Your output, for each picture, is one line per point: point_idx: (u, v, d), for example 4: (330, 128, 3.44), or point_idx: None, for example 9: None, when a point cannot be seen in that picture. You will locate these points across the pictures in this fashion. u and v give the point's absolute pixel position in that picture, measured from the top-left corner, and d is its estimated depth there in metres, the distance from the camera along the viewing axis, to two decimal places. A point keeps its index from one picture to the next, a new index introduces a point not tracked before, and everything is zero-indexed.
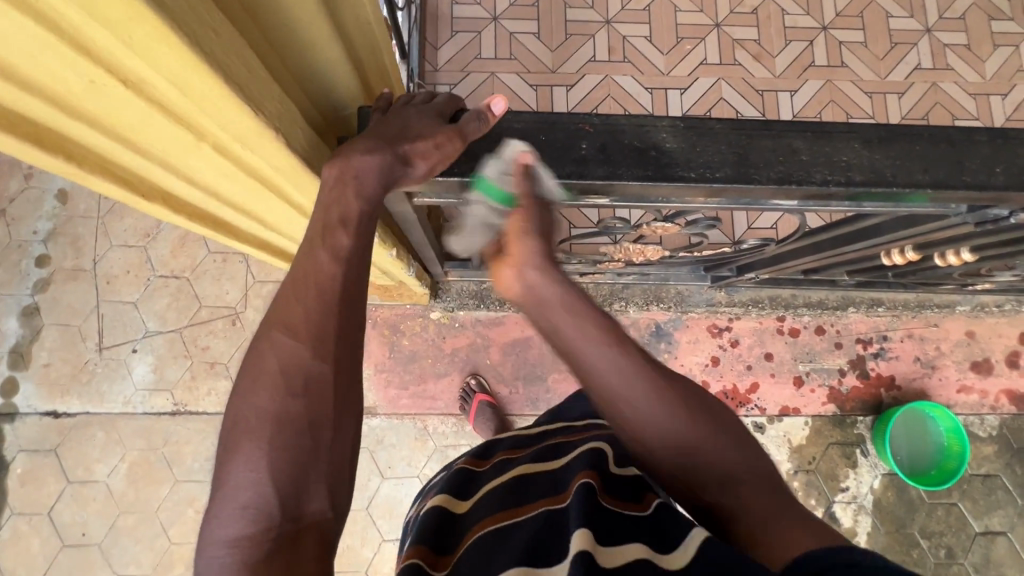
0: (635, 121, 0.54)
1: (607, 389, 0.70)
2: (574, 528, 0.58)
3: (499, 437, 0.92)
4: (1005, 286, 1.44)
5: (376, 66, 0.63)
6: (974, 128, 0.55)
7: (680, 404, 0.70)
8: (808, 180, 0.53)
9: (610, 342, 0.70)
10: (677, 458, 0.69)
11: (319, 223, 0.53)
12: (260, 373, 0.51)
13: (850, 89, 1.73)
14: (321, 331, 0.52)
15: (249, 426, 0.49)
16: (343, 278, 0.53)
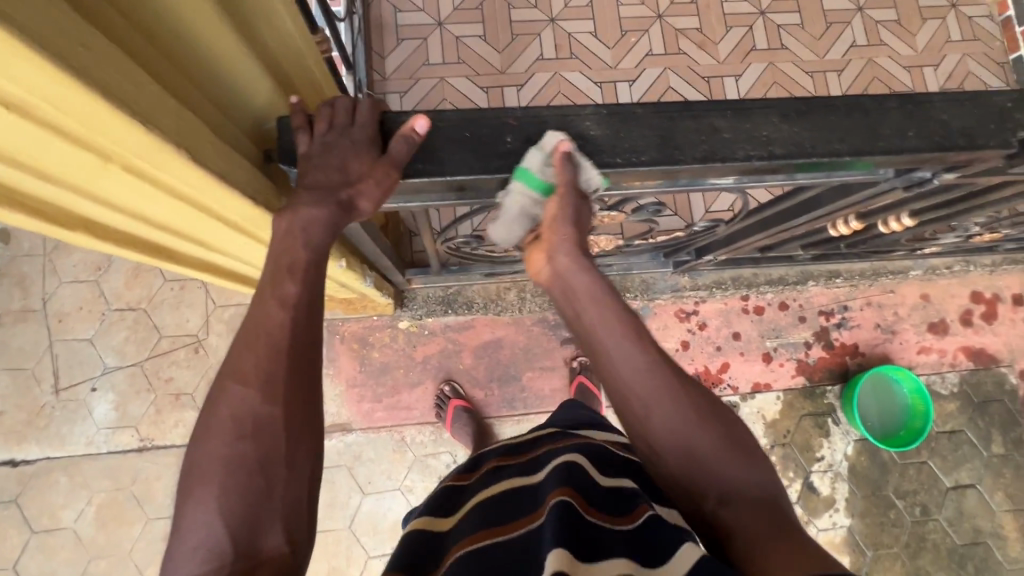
0: (556, 112, 0.53)
1: (624, 382, 0.69)
2: (549, 549, 0.56)
3: (486, 448, 0.91)
4: (951, 248, 1.50)
5: (297, 70, 0.63)
6: (884, 97, 0.57)
7: (694, 409, 0.68)
8: (733, 157, 0.54)
9: (631, 337, 0.71)
10: (683, 463, 0.67)
11: (270, 277, 0.59)
12: (215, 420, 0.55)
13: (792, 70, 1.79)
14: (270, 377, 0.56)
15: (205, 471, 0.53)
16: (291, 331, 0.58)
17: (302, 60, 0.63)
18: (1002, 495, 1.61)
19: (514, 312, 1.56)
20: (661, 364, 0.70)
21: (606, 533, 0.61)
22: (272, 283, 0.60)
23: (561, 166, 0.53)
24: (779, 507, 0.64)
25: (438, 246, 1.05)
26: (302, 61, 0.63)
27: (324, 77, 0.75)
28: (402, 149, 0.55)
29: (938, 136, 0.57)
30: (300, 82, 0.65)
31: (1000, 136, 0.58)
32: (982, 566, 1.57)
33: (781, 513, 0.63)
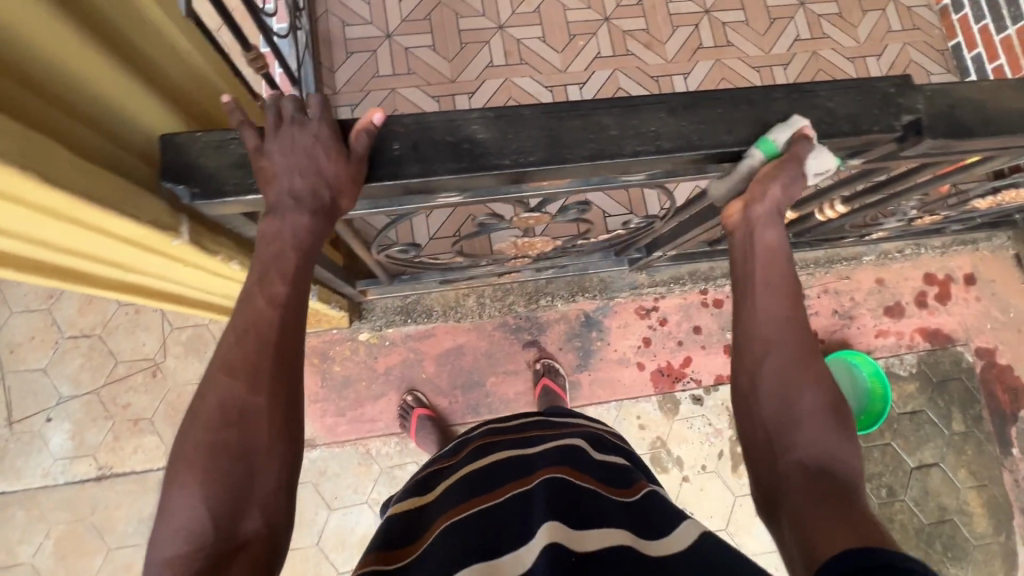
0: (444, 118, 0.55)
1: (752, 326, 0.70)
2: (544, 520, 0.66)
3: (472, 431, 1.06)
4: (897, 232, 1.53)
5: (189, 73, 0.63)
6: (770, 88, 0.58)
7: (815, 377, 0.66)
8: (620, 153, 0.55)
9: (784, 293, 0.70)
10: (778, 421, 0.65)
11: (259, 270, 0.60)
12: (203, 410, 0.56)
13: (738, 66, 1.82)
14: (256, 370, 0.57)
15: (188, 458, 0.54)
16: (279, 324, 0.59)
17: (194, 70, 0.63)
18: (965, 472, 1.63)
19: (475, 318, 1.56)
20: (796, 324, 0.69)
21: (600, 502, 0.73)
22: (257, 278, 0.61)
23: (449, 169, 0.54)
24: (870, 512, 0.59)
25: (377, 257, 1.04)
26: (194, 71, 0.63)
27: (235, 88, 0.75)
28: (363, 142, 0.56)
29: (824, 124, 0.58)
30: (199, 95, 0.65)
31: (885, 121, 0.60)
32: (949, 543, 1.59)
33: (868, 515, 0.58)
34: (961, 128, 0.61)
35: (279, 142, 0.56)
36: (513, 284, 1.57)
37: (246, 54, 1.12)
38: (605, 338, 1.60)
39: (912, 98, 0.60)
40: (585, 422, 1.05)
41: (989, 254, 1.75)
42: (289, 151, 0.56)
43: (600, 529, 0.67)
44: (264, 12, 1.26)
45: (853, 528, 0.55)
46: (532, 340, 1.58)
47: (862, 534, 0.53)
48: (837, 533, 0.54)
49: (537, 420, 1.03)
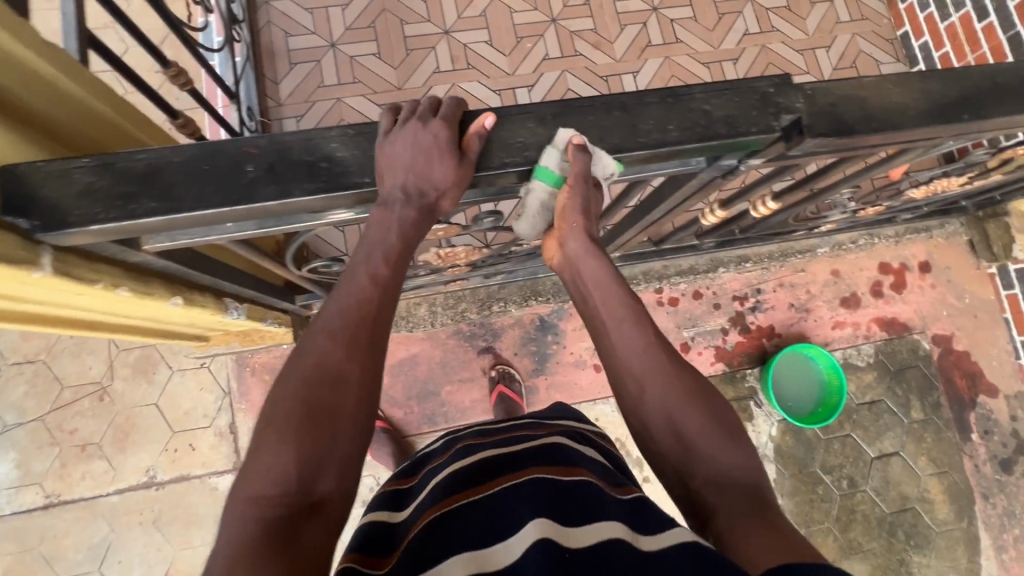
0: (301, 135, 0.52)
1: (626, 365, 0.74)
2: (533, 516, 0.62)
3: (463, 428, 0.95)
4: (846, 223, 1.53)
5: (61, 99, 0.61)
6: (644, 93, 0.57)
7: (691, 394, 0.71)
8: (487, 166, 0.56)
9: (633, 324, 0.75)
10: (675, 449, 0.69)
11: (364, 248, 0.63)
12: (302, 365, 0.56)
13: (687, 63, 1.82)
14: (356, 339, 0.58)
15: (282, 408, 0.54)
16: (376, 303, 0.61)
17: (40, 80, 0.58)
18: (925, 459, 1.64)
19: (427, 327, 1.55)
20: (658, 352, 0.74)
21: (597, 497, 0.67)
22: (359, 260, 0.63)
23: (306, 191, 0.52)
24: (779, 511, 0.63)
25: (300, 272, 1.02)
26: (38, 81, 0.58)
27: (111, 99, 0.70)
28: (475, 144, 0.56)
29: (700, 127, 0.58)
30: (44, 107, 0.60)
31: (763, 122, 0.59)
32: (912, 532, 1.59)
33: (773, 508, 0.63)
34: (843, 125, 0.60)
35: (398, 136, 0.57)
36: (465, 291, 1.56)
37: (165, 70, 1.09)
38: (560, 342, 1.59)
39: (791, 97, 0.59)
40: (579, 426, 0.98)
41: (943, 241, 1.76)
42: (409, 145, 0.57)
43: (594, 525, 0.61)
44: (189, 26, 1.24)
45: (760, 531, 0.59)
46: (487, 347, 1.56)
47: (770, 536, 0.58)
48: (759, 549, 0.57)
49: (530, 420, 0.95)
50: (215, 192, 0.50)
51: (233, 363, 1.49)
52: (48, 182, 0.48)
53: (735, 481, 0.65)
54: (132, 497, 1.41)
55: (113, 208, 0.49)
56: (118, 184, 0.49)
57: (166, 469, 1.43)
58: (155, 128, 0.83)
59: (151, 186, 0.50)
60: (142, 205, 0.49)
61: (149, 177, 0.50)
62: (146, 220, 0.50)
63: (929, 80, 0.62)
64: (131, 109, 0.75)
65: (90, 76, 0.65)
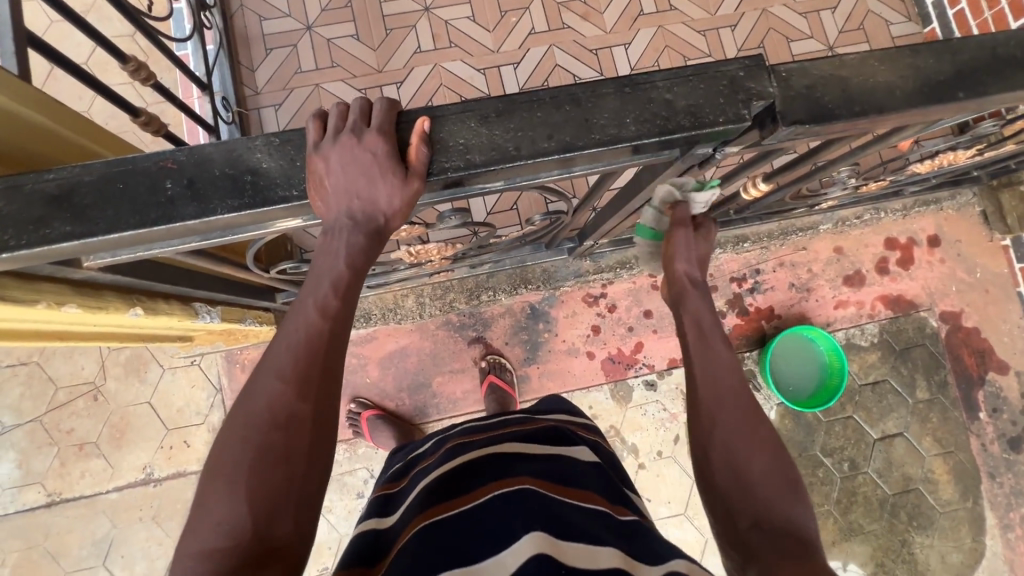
0: (222, 147, 0.48)
1: (701, 393, 0.76)
2: (532, 529, 0.60)
3: (452, 427, 0.94)
4: (849, 199, 1.46)
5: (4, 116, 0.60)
6: (598, 83, 0.52)
7: (761, 442, 0.68)
8: (425, 172, 0.51)
9: (721, 357, 0.79)
10: (730, 485, 0.66)
11: (317, 275, 0.59)
12: (250, 411, 0.53)
13: (682, 31, 1.72)
14: (307, 377, 0.55)
15: (227, 459, 0.51)
16: (329, 332, 0.57)
17: None
18: (930, 439, 1.60)
19: (416, 319, 1.52)
20: (739, 397, 0.74)
21: (589, 520, 0.65)
22: (308, 289, 0.59)
23: (229, 208, 0.48)
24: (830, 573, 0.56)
25: (269, 276, 1.00)
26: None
27: (43, 105, 0.65)
28: (423, 154, 0.51)
29: (660, 119, 0.53)
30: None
31: (731, 110, 0.53)
32: (914, 513, 1.56)
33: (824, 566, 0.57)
34: (822, 110, 0.54)
35: (331, 154, 0.51)
36: (453, 281, 1.53)
37: (124, 66, 1.05)
38: (552, 329, 1.56)
39: (763, 80, 0.54)
40: (571, 421, 0.94)
41: (953, 213, 1.67)
42: (345, 163, 0.51)
43: (591, 547, 0.59)
44: (152, 17, 1.19)
45: None
46: (477, 337, 1.54)
47: None
48: None
49: (521, 414, 0.94)
50: (131, 212, 0.47)
51: (223, 360, 1.49)
52: None
53: (789, 530, 0.61)
54: (131, 494, 1.43)
55: (24, 234, 0.46)
56: (28, 208, 0.46)
57: (162, 466, 1.45)
58: (103, 133, 0.79)
59: (63, 208, 0.47)
60: (53, 229, 0.46)
61: (60, 199, 0.47)
62: (61, 245, 0.47)
63: (920, 54, 0.56)
64: (68, 112, 0.71)
65: (13, 81, 0.61)
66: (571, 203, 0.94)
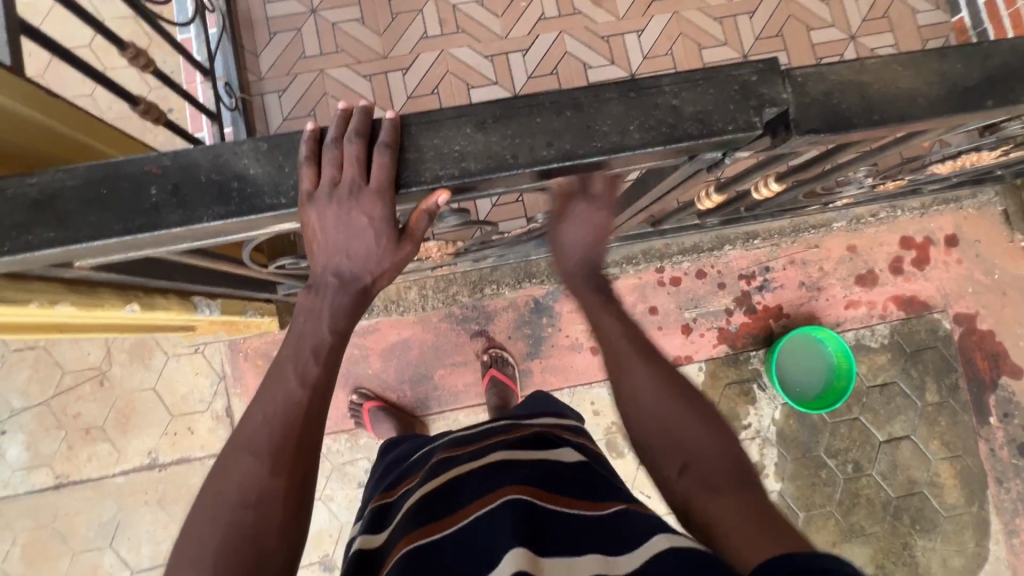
0: (208, 151, 0.46)
1: (613, 358, 0.82)
2: (512, 545, 0.59)
3: (442, 439, 0.94)
4: (865, 197, 1.42)
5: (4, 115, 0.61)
6: (601, 87, 0.49)
7: (675, 392, 0.78)
8: (418, 179, 0.49)
9: (613, 317, 0.85)
10: (657, 440, 0.75)
11: (299, 337, 0.62)
12: (224, 487, 0.57)
13: (697, 18, 1.66)
14: (281, 452, 0.58)
15: (199, 540, 0.55)
16: (306, 406, 0.60)
17: None
18: (937, 443, 1.57)
19: (418, 311, 1.51)
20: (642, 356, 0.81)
21: (569, 531, 0.64)
22: (289, 357, 0.62)
23: (215, 216, 0.46)
24: (755, 496, 0.66)
25: (268, 270, 0.99)
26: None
27: (48, 106, 0.66)
28: (424, 223, 0.57)
29: (667, 126, 0.50)
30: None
31: (741, 118, 0.51)
32: (918, 516, 1.55)
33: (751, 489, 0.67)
34: (838, 118, 0.52)
35: (323, 211, 0.50)
36: (456, 274, 1.51)
37: (123, 53, 1.03)
38: (556, 324, 1.55)
39: (776, 86, 0.51)
40: (557, 424, 0.93)
41: (974, 212, 1.62)
42: (339, 225, 0.52)
43: (567, 558, 0.60)
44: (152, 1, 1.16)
45: (741, 515, 0.63)
46: (480, 330, 1.53)
47: (747, 520, 0.62)
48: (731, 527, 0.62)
49: (507, 422, 0.94)
50: (115, 218, 0.46)
51: (226, 349, 1.49)
52: None
53: (714, 464, 0.70)
54: (137, 478, 1.45)
55: (7, 239, 0.45)
56: (10, 213, 0.45)
57: (167, 452, 1.47)
58: (96, 125, 0.76)
59: (46, 213, 0.45)
60: (36, 235, 0.45)
61: (44, 204, 0.45)
62: (45, 250, 0.45)
63: (948, 58, 0.52)
64: (73, 111, 0.71)
65: (2, 75, 0.59)
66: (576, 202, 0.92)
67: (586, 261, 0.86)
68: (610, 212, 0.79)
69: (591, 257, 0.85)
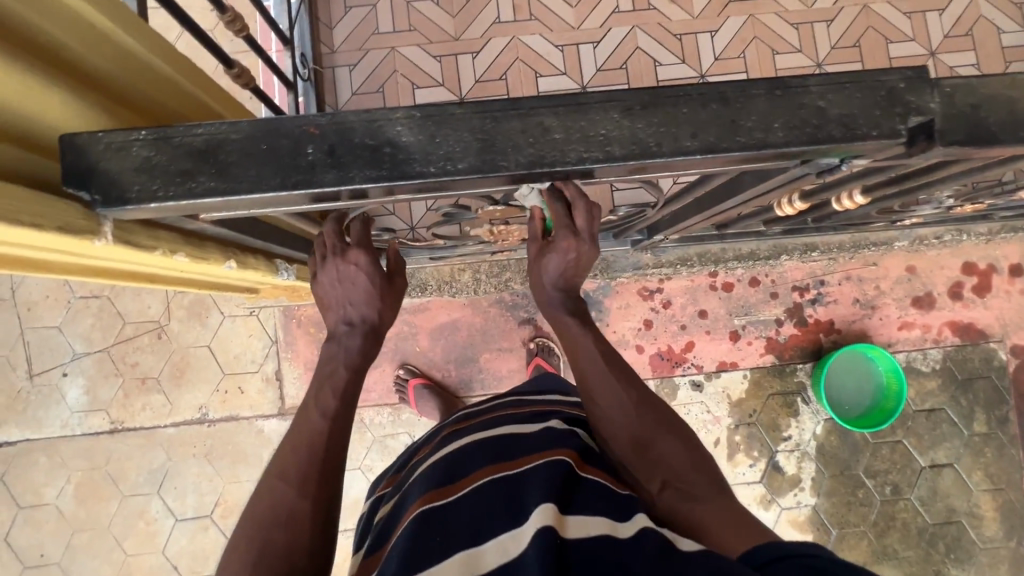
0: (364, 115, 0.47)
1: (590, 369, 0.88)
2: (543, 503, 0.64)
3: (445, 418, 0.99)
4: (934, 218, 1.39)
5: (158, 78, 0.65)
6: (749, 82, 0.49)
7: (649, 408, 0.85)
8: (563, 161, 0.49)
9: (583, 332, 0.90)
10: (635, 449, 0.81)
11: (321, 378, 0.81)
12: (259, 512, 0.69)
13: (774, 22, 1.63)
14: (307, 476, 0.71)
15: (241, 557, 0.65)
16: (328, 429, 0.75)
17: (148, 65, 0.63)
18: (981, 474, 1.55)
19: (470, 294, 1.53)
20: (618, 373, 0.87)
21: (575, 494, 0.68)
22: (315, 394, 0.79)
23: (368, 178, 0.48)
24: (727, 502, 0.76)
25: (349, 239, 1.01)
26: (66, 22, 0.52)
27: (194, 77, 0.73)
28: (399, 264, 0.89)
29: (811, 127, 0.50)
30: (91, 63, 0.55)
31: (886, 124, 0.50)
32: (953, 545, 1.53)
33: (726, 499, 0.77)
34: (983, 132, 0.51)
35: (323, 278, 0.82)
36: (511, 261, 1.52)
37: (222, 16, 1.05)
38: (603, 319, 1.56)
39: (925, 95, 0.50)
40: (562, 401, 0.96)
41: None
42: (333, 280, 0.82)
43: (581, 516, 0.63)
44: None
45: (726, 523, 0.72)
46: (529, 318, 1.54)
47: (734, 528, 0.70)
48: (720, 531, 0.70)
49: (511, 398, 0.97)
50: (273, 173, 0.48)
51: (280, 314, 1.53)
52: (109, 154, 0.47)
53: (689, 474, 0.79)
54: (187, 431, 1.50)
55: (171, 185, 0.47)
56: (176, 160, 0.47)
57: (217, 408, 1.51)
58: (201, 75, 0.75)
59: (208, 162, 0.47)
60: (198, 184, 0.47)
61: (207, 154, 0.47)
62: (206, 199, 0.48)
63: None
64: (212, 85, 0.79)
65: (164, 41, 0.65)
66: (667, 195, 0.93)
67: (568, 287, 0.90)
68: (596, 246, 0.85)
69: (565, 287, 0.89)
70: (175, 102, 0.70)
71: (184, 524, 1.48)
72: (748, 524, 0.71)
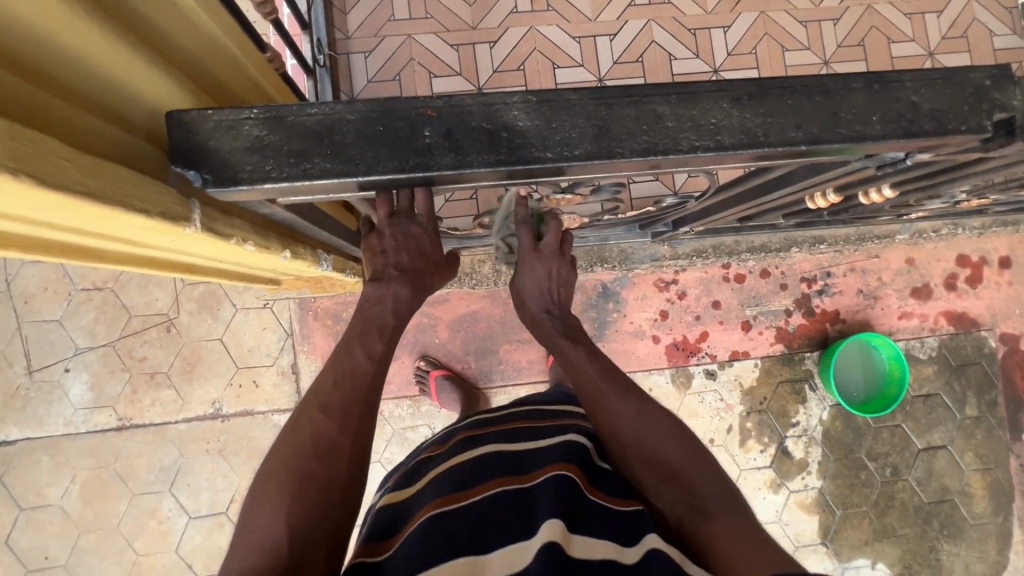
0: (482, 100, 0.47)
1: (594, 383, 0.88)
2: (549, 517, 0.65)
3: (460, 421, 0.97)
4: (937, 212, 1.45)
5: (239, 71, 0.65)
6: (850, 76, 0.51)
7: (660, 423, 0.83)
8: (676, 148, 0.50)
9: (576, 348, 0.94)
10: (650, 467, 0.79)
11: (365, 332, 0.76)
12: (300, 437, 0.67)
13: (784, 20, 1.67)
14: (347, 417, 0.69)
15: (275, 486, 0.63)
16: (371, 376, 0.74)
17: (235, 59, 0.63)
18: (972, 455, 1.64)
19: (490, 286, 1.53)
20: (622, 389, 0.87)
21: (589, 512, 0.69)
22: (359, 333, 0.77)
23: (485, 163, 0.48)
24: (753, 530, 0.71)
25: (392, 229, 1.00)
26: (175, 19, 0.51)
27: (258, 63, 0.72)
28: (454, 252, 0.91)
29: (906, 121, 0.52)
30: (196, 61, 0.56)
31: (974, 120, 0.52)
32: (947, 522, 1.62)
33: (751, 527, 0.72)
34: None
35: (384, 234, 0.78)
36: None
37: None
38: (620, 310, 1.58)
39: (1010, 93, 0.53)
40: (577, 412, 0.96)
41: None
42: (396, 238, 0.78)
43: (589, 538, 0.65)
44: None
45: (752, 552, 0.67)
46: None
47: (761, 559, 0.66)
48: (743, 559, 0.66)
49: (530, 408, 0.97)
50: (389, 156, 0.47)
51: (295, 307, 1.49)
52: (220, 133, 0.45)
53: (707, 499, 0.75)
54: (199, 426, 1.46)
55: (286, 165, 0.46)
56: (290, 140, 0.46)
57: (231, 403, 1.47)
58: (257, 57, 0.74)
59: (324, 143, 0.46)
60: (314, 165, 0.46)
61: (321, 135, 0.46)
62: (321, 181, 0.47)
63: None
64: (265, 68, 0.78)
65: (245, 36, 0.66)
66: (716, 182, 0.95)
67: (553, 303, 0.98)
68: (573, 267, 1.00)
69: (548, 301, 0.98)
70: (249, 91, 0.69)
71: (198, 521, 1.44)
72: (776, 558, 0.67)
